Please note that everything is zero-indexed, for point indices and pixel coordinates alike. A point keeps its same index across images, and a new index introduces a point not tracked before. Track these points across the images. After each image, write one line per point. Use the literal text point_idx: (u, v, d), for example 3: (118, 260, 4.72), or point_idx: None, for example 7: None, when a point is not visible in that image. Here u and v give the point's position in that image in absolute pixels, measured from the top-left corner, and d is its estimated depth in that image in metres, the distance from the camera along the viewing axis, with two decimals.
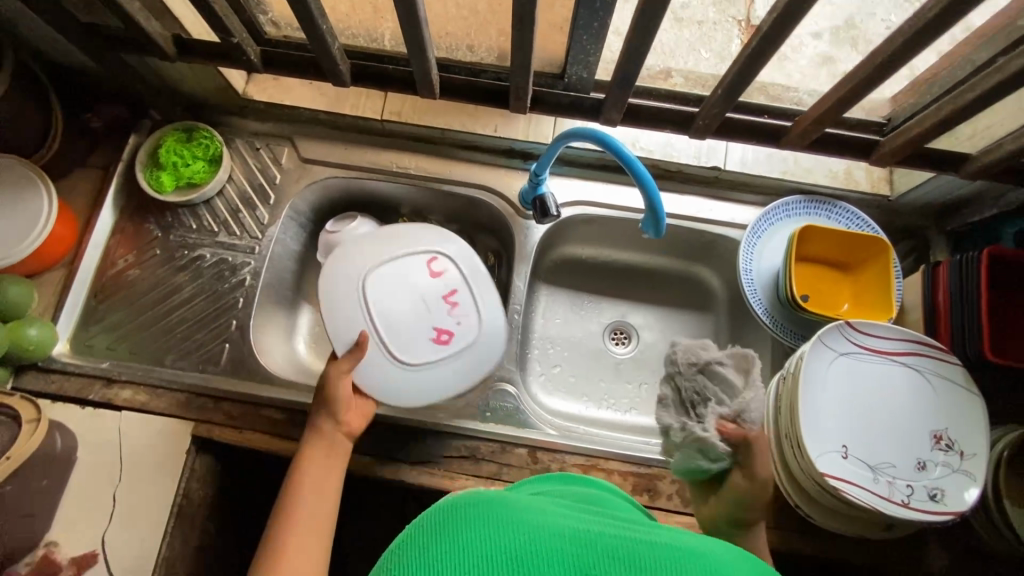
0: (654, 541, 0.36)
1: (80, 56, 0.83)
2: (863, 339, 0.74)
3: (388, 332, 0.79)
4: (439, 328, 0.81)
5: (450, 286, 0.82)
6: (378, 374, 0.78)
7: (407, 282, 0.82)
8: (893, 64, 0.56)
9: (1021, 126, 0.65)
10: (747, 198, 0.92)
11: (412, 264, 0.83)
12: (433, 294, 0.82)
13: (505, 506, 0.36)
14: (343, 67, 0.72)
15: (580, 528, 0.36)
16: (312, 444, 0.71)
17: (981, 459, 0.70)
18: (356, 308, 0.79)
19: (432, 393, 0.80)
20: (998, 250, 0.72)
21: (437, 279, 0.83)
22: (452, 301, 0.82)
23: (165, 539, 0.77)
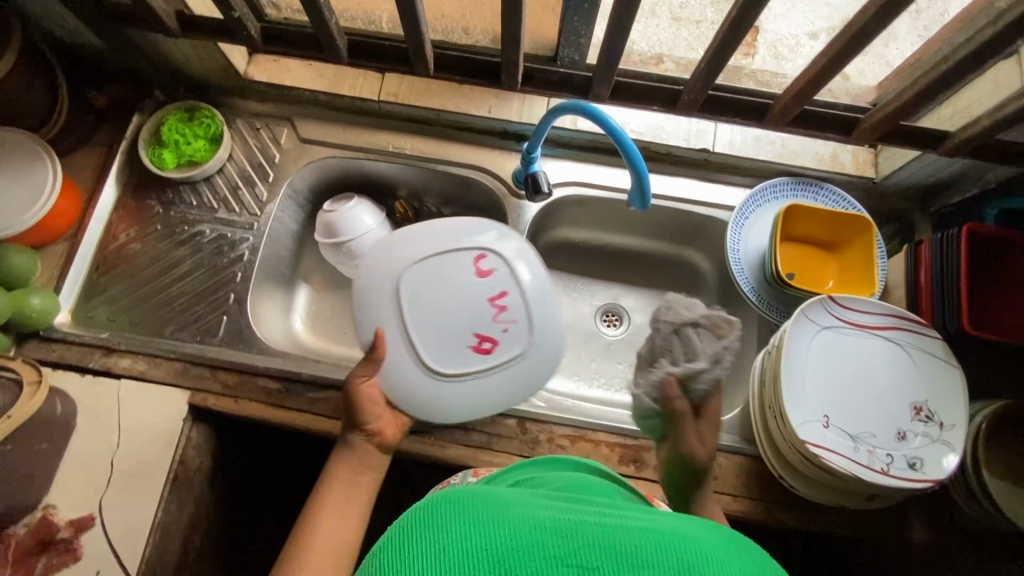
0: (631, 526, 0.38)
1: (87, 33, 0.85)
2: (844, 312, 0.76)
3: (425, 338, 0.68)
4: (480, 336, 0.68)
5: (499, 288, 0.68)
6: (406, 383, 0.69)
7: (450, 280, 0.68)
8: (868, 35, 0.58)
9: (999, 101, 0.66)
10: (736, 180, 0.93)
11: (454, 260, 0.68)
12: (478, 296, 0.67)
13: (488, 504, 0.39)
14: (340, 42, 0.73)
15: (560, 518, 0.38)
16: (341, 456, 0.68)
17: (959, 429, 0.71)
18: (387, 309, 0.68)
19: (472, 405, 0.71)
20: (977, 227, 0.74)
21: (484, 279, 0.68)
22: (500, 305, 0.68)
23: (161, 504, 0.78)
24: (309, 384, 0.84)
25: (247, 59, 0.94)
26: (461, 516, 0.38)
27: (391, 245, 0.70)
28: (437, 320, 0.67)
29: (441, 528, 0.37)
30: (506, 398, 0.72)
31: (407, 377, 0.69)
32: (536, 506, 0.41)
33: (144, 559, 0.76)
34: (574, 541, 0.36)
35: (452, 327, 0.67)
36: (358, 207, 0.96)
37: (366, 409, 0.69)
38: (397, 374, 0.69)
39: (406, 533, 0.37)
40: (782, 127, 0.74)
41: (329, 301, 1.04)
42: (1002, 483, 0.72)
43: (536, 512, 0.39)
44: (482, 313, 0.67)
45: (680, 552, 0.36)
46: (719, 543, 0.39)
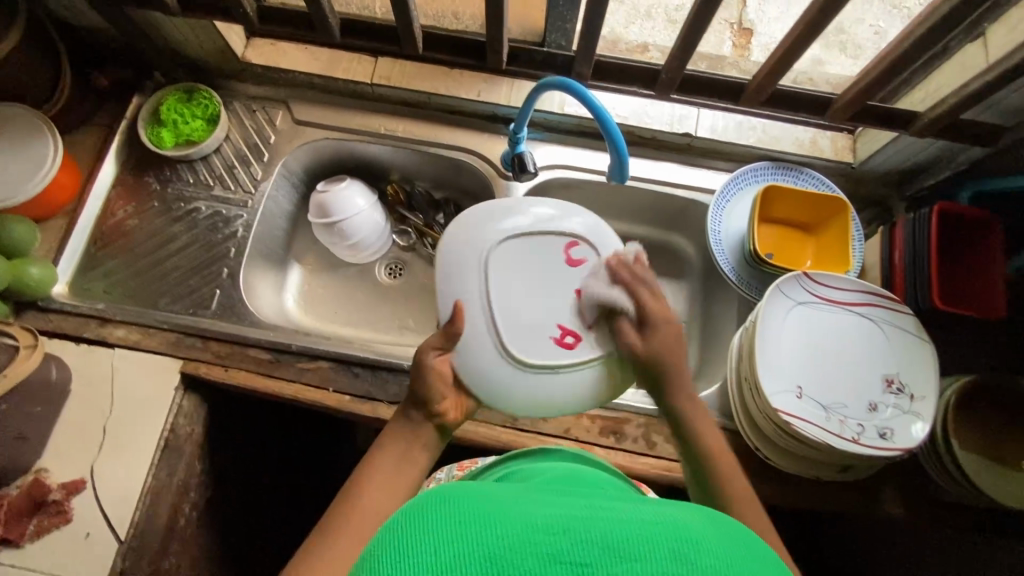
0: (634, 519, 0.35)
1: (90, 15, 0.89)
2: (819, 289, 0.78)
3: (510, 321, 0.63)
4: (564, 327, 0.64)
5: (589, 280, 0.66)
6: (481, 366, 0.63)
7: (541, 264, 0.65)
8: (833, 12, 0.61)
9: (964, 81, 0.69)
10: (718, 164, 0.96)
11: (548, 244, 0.66)
12: (568, 285, 0.65)
13: (473, 503, 0.36)
14: (333, 21, 0.76)
15: (550, 512, 0.36)
16: (390, 436, 0.60)
17: (930, 401, 0.73)
18: (473, 286, 0.63)
19: (542, 406, 0.65)
20: (947, 206, 0.76)
21: (575, 269, 0.66)
22: (589, 299, 0.65)
23: (152, 469, 0.80)
24: (298, 355, 0.86)
25: (245, 42, 0.97)
26: (443, 515, 0.35)
27: (482, 220, 0.67)
28: (526, 305, 0.64)
29: (421, 535, 0.34)
30: (583, 399, 0.66)
31: (483, 357, 0.63)
32: (525, 502, 0.38)
33: (134, 523, 0.78)
34: (566, 537, 0.33)
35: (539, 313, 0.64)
36: (351, 188, 0.98)
37: (436, 388, 0.60)
38: (472, 354, 0.63)
39: (385, 550, 0.34)
40: (757, 106, 0.79)
41: (321, 281, 1.06)
42: (971, 455, 0.73)
43: (524, 508, 0.36)
44: (569, 304, 0.65)
45: (673, 543, 0.33)
46: (716, 527, 0.36)
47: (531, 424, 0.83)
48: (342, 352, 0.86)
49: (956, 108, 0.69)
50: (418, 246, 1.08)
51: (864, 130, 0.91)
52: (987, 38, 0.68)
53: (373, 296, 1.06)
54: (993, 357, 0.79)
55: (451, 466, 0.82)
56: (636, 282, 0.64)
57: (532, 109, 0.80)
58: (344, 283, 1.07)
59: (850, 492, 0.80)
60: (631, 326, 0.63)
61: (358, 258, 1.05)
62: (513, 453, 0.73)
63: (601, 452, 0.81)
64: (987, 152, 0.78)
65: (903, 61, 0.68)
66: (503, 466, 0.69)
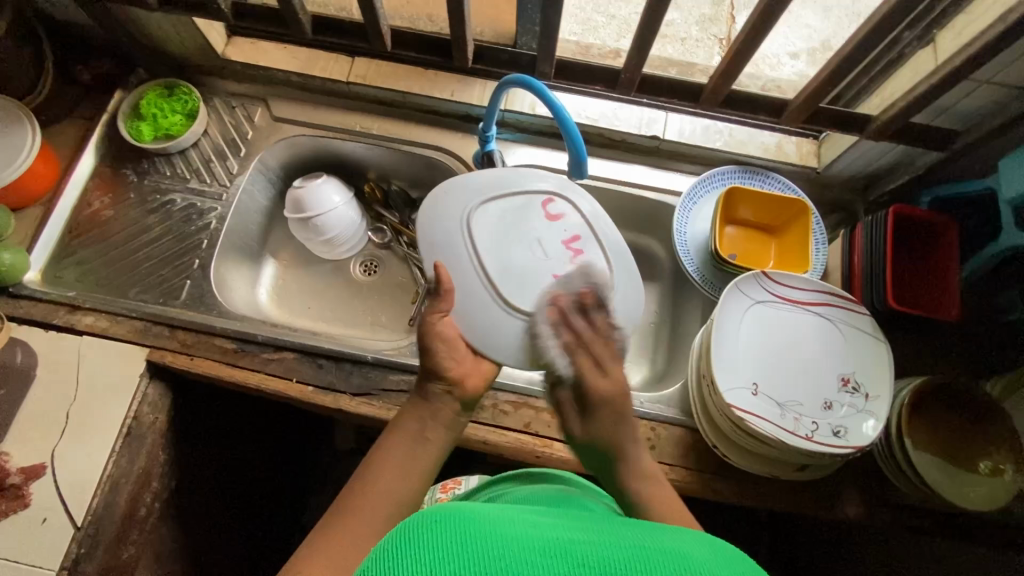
0: (628, 543, 0.36)
1: (75, 10, 0.92)
2: (778, 288, 0.79)
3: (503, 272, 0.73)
4: (555, 273, 0.74)
5: (568, 232, 0.76)
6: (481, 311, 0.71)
7: (525, 220, 0.76)
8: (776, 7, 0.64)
9: (913, 85, 0.71)
10: (686, 167, 0.97)
11: (526, 203, 0.77)
12: (549, 236, 0.76)
13: (470, 521, 0.36)
14: (303, 18, 0.82)
15: (546, 536, 0.36)
16: (411, 410, 0.62)
17: (883, 399, 0.73)
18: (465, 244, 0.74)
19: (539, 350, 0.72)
20: (903, 207, 0.78)
21: (554, 222, 0.77)
22: (572, 247, 0.76)
23: (112, 457, 0.80)
24: (264, 345, 0.87)
25: (225, 40, 0.99)
26: (441, 533, 0.35)
27: (466, 187, 0.77)
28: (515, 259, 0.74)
29: (418, 551, 0.34)
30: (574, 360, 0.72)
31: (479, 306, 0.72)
32: (521, 523, 0.38)
33: (91, 509, 0.78)
34: (562, 561, 0.33)
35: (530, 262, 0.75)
36: (327, 184, 0.99)
37: (444, 354, 0.65)
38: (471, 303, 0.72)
39: (383, 562, 0.34)
40: (715, 108, 0.84)
41: (296, 276, 1.08)
42: (923, 454, 0.73)
43: (520, 530, 0.37)
44: (555, 254, 0.75)
45: (669, 568, 0.34)
46: (709, 550, 0.37)
47: (492, 418, 0.83)
48: (307, 343, 0.86)
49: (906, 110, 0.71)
50: (393, 244, 1.09)
51: (828, 136, 0.93)
52: (937, 42, 0.70)
53: (346, 292, 1.06)
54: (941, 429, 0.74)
55: (436, 488, 0.84)
56: (575, 348, 0.67)
57: (498, 109, 0.83)
58: (318, 279, 1.07)
59: (809, 493, 0.80)
60: (569, 406, 0.67)
61: (335, 254, 1.06)
62: (503, 476, 0.73)
63: (560, 447, 0.82)
64: (941, 157, 0.79)
65: (852, 61, 0.70)
66: (488, 488, 0.70)
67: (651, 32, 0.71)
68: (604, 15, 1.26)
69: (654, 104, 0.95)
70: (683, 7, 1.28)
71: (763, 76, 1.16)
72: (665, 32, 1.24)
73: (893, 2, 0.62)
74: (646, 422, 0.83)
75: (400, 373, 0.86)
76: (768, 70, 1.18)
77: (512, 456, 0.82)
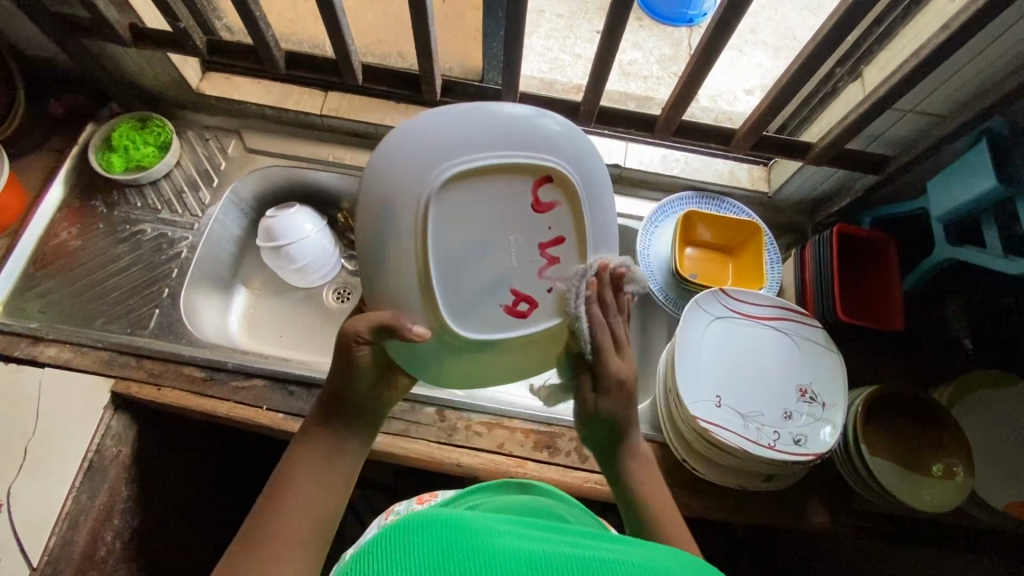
0: (604, 557, 0.37)
1: (50, 47, 0.94)
2: (735, 304, 0.83)
3: (485, 222, 0.55)
4: (517, 294, 0.56)
5: (556, 232, 0.57)
6: (485, 184, 0.54)
7: (502, 195, 0.55)
8: (716, 44, 0.71)
9: (844, 116, 0.78)
10: (648, 194, 1.03)
11: (507, 194, 0.55)
12: (528, 237, 0.56)
13: (454, 532, 0.37)
14: (277, 53, 0.86)
15: (528, 550, 0.37)
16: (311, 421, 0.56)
17: (838, 408, 0.77)
18: (468, 180, 0.53)
19: (472, 189, 0.54)
20: (845, 227, 0.83)
21: (542, 215, 0.57)
22: (550, 254, 0.57)
23: (71, 492, 0.77)
24: (233, 373, 0.86)
25: (200, 76, 1.02)
26: (424, 538, 0.36)
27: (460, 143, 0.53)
28: (489, 195, 0.55)
29: (406, 553, 0.35)
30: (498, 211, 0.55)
31: (498, 154, 0.53)
32: (501, 534, 0.39)
33: (48, 548, 0.74)
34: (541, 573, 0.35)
35: (486, 268, 0.55)
36: (300, 214, 1.00)
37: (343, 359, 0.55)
38: (448, 130, 0.52)
39: (368, 562, 0.34)
40: (669, 137, 0.90)
41: (267, 305, 1.07)
42: (881, 459, 0.76)
43: (501, 541, 0.38)
44: (529, 262, 0.57)
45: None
46: (675, 560, 0.39)
47: (465, 439, 0.84)
48: (278, 369, 0.86)
49: (840, 137, 0.78)
50: None
51: (776, 162, 0.99)
52: (864, 77, 0.77)
53: (319, 319, 1.07)
54: (908, 422, 0.80)
55: (411, 498, 0.80)
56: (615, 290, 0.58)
57: None
58: (290, 307, 1.08)
59: (778, 502, 0.82)
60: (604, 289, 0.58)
61: (306, 282, 1.07)
62: (473, 487, 0.71)
63: (534, 466, 0.82)
64: (876, 180, 0.85)
65: (787, 92, 0.77)
66: (465, 496, 0.68)
67: (606, 67, 0.77)
68: (570, 55, 1.34)
69: (615, 135, 1.01)
70: (644, 47, 1.37)
71: (718, 107, 1.25)
72: (627, 70, 1.33)
73: (815, 44, 0.69)
74: None
75: None
76: (724, 104, 1.26)
77: (486, 477, 0.82)
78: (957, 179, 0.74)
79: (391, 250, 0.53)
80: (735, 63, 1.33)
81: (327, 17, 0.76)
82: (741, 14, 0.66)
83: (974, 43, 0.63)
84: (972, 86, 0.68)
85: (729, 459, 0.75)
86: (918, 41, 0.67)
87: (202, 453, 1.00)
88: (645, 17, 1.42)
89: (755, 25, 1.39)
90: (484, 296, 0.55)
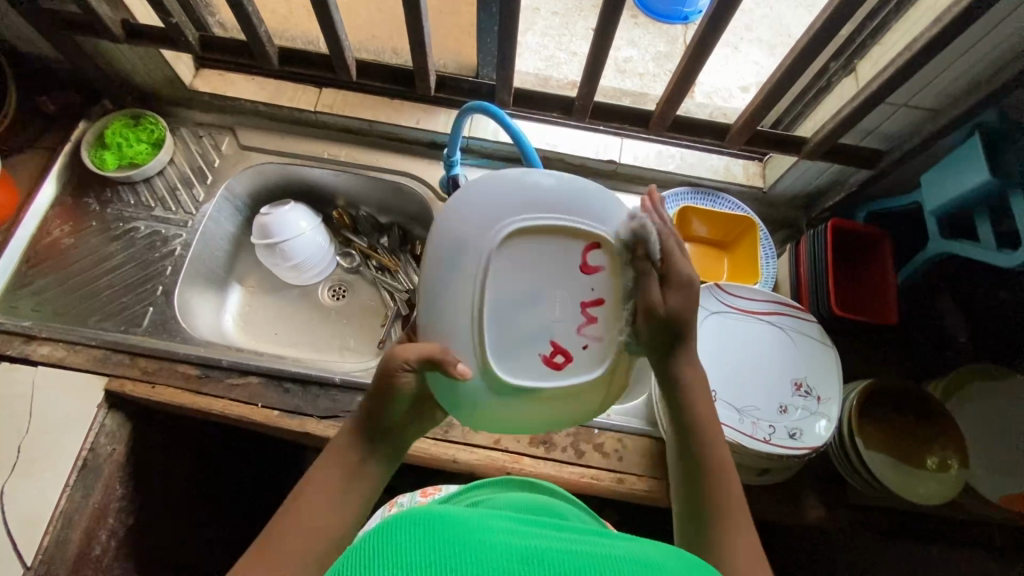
0: (602, 553, 0.37)
1: (41, 43, 0.93)
2: (729, 299, 0.83)
3: (532, 280, 0.54)
4: (557, 346, 0.55)
5: (600, 293, 0.56)
6: (536, 243, 0.54)
7: (550, 255, 0.54)
8: (709, 38, 0.71)
9: (838, 111, 0.79)
10: (644, 190, 1.03)
11: (556, 252, 0.55)
12: (571, 295, 0.55)
13: (453, 527, 0.37)
14: (270, 49, 0.86)
15: (526, 546, 0.37)
16: (340, 441, 0.54)
17: (833, 402, 0.77)
18: (517, 239, 0.53)
19: (522, 250, 0.54)
20: (838, 221, 0.83)
21: (587, 276, 0.56)
22: (592, 313, 0.55)
23: (65, 491, 0.77)
24: (228, 371, 0.86)
25: (193, 72, 1.01)
26: (421, 534, 0.36)
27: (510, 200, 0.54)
28: (537, 254, 0.54)
29: (404, 547, 0.35)
30: (543, 269, 0.54)
31: (550, 216, 0.54)
32: (499, 531, 0.39)
33: (42, 547, 0.74)
34: (539, 568, 0.35)
35: (530, 323, 0.54)
36: (294, 211, 1.00)
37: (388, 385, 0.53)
38: (503, 192, 0.54)
39: (365, 558, 0.34)
40: (663, 132, 0.90)
41: (262, 303, 1.07)
42: (875, 452, 0.77)
43: (502, 538, 0.38)
44: (571, 317, 0.55)
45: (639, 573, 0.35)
46: (674, 556, 0.38)
47: (461, 435, 0.83)
48: (273, 367, 0.86)
49: (834, 132, 0.78)
50: (362, 268, 1.09)
51: (771, 158, 0.99)
52: (857, 72, 0.77)
53: (314, 316, 1.06)
54: (903, 415, 0.80)
55: (413, 492, 0.80)
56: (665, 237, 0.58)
57: (461, 135, 0.83)
58: (285, 305, 1.07)
59: (774, 497, 0.82)
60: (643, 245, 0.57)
61: (301, 279, 1.06)
62: (473, 485, 0.71)
63: (530, 462, 0.82)
64: (870, 175, 0.85)
65: (781, 87, 0.77)
66: (466, 492, 0.68)
67: (600, 63, 0.77)
68: (565, 52, 1.34)
69: (610, 131, 1.01)
70: (640, 44, 1.37)
71: (713, 103, 1.25)
72: (623, 67, 1.33)
73: (808, 39, 0.70)
74: (613, 433, 0.85)
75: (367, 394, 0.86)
76: (719, 100, 1.26)
77: (483, 473, 0.82)
78: (950, 173, 0.74)
79: (444, 298, 0.53)
80: (730, 60, 1.33)
81: (321, 13, 0.76)
82: (734, 9, 0.66)
83: (966, 37, 0.64)
84: (964, 81, 0.68)
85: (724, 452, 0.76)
86: (911, 34, 0.67)
87: (197, 452, 1.00)
88: (640, 14, 1.42)
89: (750, 21, 1.39)
90: (523, 344, 0.54)
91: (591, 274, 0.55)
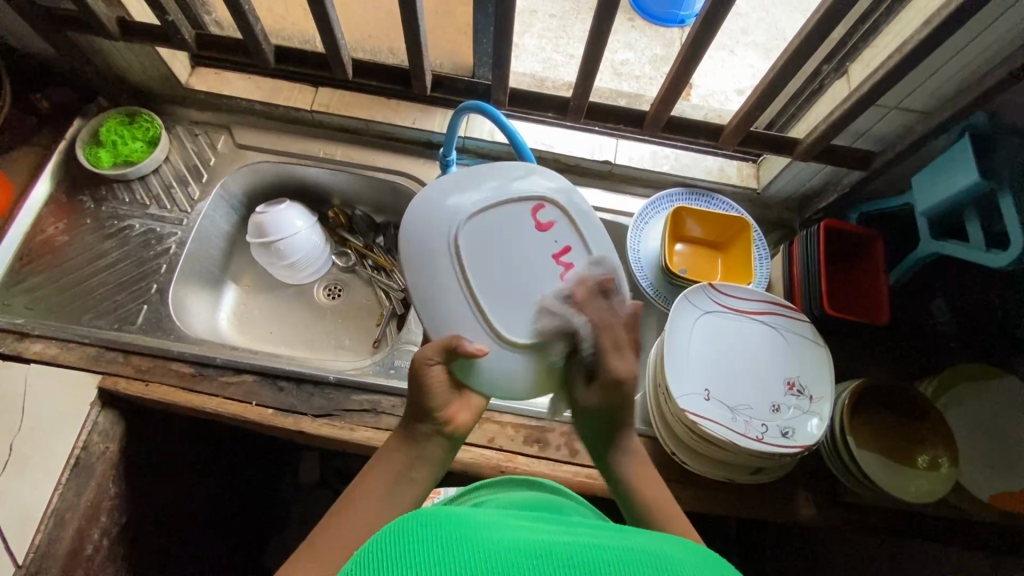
0: (611, 546, 0.37)
1: (35, 40, 0.93)
2: (723, 298, 0.83)
3: (502, 254, 0.60)
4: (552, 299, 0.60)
5: (563, 244, 0.62)
6: (488, 222, 0.60)
7: (506, 229, 0.61)
8: (702, 39, 0.71)
9: (830, 113, 0.79)
10: (639, 191, 1.03)
11: (511, 223, 0.61)
12: (542, 255, 0.61)
13: (460, 527, 0.37)
14: (266, 48, 0.86)
15: (535, 542, 0.37)
16: (389, 448, 0.58)
17: (826, 401, 0.78)
18: (472, 226, 0.60)
19: (478, 232, 0.60)
20: (831, 222, 0.84)
21: (547, 234, 0.62)
22: (565, 263, 0.61)
23: (57, 489, 0.78)
24: (222, 368, 0.86)
25: (189, 71, 1.01)
26: (430, 535, 0.36)
27: (454, 197, 0.61)
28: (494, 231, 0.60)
29: (413, 548, 0.35)
30: (508, 240, 0.60)
31: (492, 188, 0.61)
32: (507, 529, 0.39)
33: (34, 546, 0.75)
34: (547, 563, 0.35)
35: (515, 286, 0.60)
36: (290, 210, 1.00)
37: (423, 387, 0.57)
38: (445, 186, 0.62)
39: (375, 560, 0.34)
40: (658, 133, 0.91)
41: (257, 301, 1.07)
42: (865, 449, 0.77)
43: (510, 536, 0.38)
44: (550, 273, 0.60)
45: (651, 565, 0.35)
46: (684, 549, 0.39)
47: None
48: (267, 365, 0.86)
49: (827, 133, 0.78)
50: (357, 267, 1.09)
51: (765, 159, 1.00)
52: (849, 74, 0.78)
53: (310, 314, 1.06)
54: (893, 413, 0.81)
55: None
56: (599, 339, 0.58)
57: (457, 136, 0.84)
58: (281, 303, 1.07)
59: (766, 496, 0.83)
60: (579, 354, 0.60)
61: (295, 279, 1.06)
62: (474, 486, 0.71)
63: (524, 460, 0.83)
64: (863, 176, 0.86)
65: (774, 88, 0.78)
66: (465, 493, 0.69)
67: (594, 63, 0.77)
68: (563, 54, 1.35)
69: (605, 132, 1.01)
70: (637, 47, 1.38)
71: (709, 105, 1.26)
72: (620, 69, 1.34)
73: (801, 41, 0.70)
74: None
75: (362, 393, 0.86)
76: (715, 103, 1.27)
77: (477, 473, 0.82)
78: (940, 175, 0.75)
79: (433, 292, 0.59)
80: (726, 63, 1.34)
81: (316, 12, 0.76)
82: (726, 10, 0.66)
83: (957, 39, 0.64)
84: (955, 82, 0.68)
85: (718, 452, 0.76)
86: (902, 36, 0.68)
87: (191, 451, 0.99)
88: (637, 17, 1.43)
89: (747, 25, 1.40)
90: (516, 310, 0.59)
91: (548, 233, 0.62)
